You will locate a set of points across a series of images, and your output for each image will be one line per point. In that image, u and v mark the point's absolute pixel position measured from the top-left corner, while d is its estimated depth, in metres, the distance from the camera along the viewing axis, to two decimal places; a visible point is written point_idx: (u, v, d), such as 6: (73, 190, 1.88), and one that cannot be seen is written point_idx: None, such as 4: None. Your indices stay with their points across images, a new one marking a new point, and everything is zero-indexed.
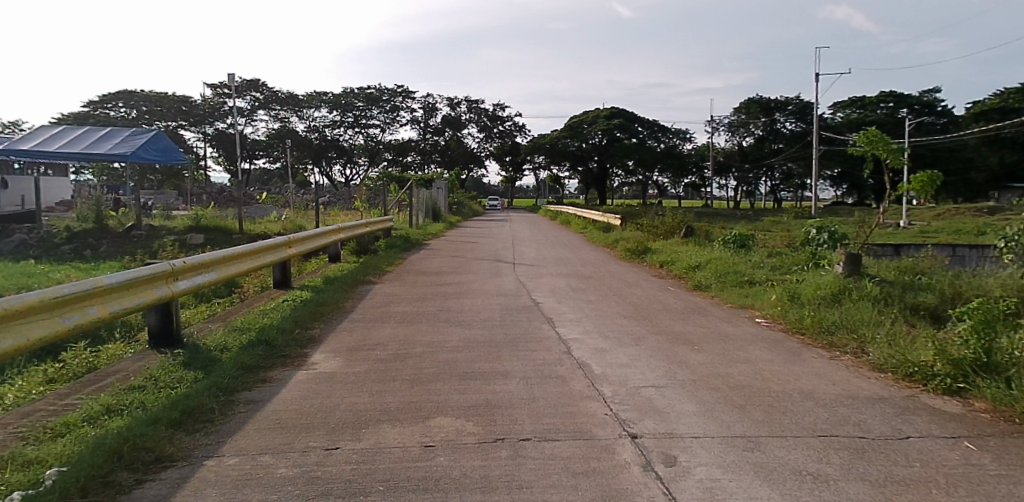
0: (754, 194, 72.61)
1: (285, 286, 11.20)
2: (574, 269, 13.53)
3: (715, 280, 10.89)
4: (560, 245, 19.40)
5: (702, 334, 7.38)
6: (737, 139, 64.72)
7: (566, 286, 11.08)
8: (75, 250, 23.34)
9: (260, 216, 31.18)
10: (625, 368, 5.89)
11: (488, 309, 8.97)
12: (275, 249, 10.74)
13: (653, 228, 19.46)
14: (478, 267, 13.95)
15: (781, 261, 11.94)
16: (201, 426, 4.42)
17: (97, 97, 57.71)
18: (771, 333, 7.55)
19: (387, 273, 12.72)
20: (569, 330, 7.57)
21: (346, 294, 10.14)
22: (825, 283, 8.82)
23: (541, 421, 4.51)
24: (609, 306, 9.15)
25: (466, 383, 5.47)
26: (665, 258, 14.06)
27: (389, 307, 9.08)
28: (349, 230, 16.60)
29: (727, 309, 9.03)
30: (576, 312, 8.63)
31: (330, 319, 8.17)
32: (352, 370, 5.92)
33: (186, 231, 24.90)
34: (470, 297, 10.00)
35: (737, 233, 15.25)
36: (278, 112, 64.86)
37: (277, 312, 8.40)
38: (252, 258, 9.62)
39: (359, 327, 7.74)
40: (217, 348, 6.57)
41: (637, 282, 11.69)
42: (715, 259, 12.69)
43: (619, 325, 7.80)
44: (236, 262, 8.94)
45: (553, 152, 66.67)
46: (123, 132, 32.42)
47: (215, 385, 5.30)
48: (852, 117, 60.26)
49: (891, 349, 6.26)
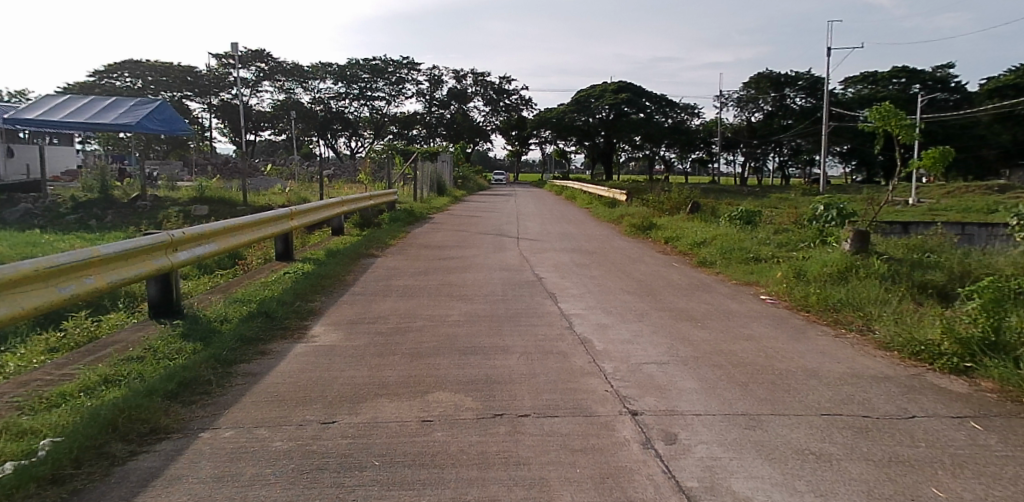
0: (761, 171, 72.06)
1: (287, 258, 11.15)
2: (578, 244, 13.43)
3: (721, 256, 10.79)
4: (565, 220, 19.29)
5: (706, 311, 7.32)
6: (745, 115, 64.02)
7: (570, 261, 11.00)
8: (80, 220, 23.35)
9: (265, 188, 31.11)
10: (627, 345, 5.83)
11: (491, 283, 8.90)
12: (277, 221, 10.68)
13: (659, 204, 19.33)
14: (481, 241, 13.88)
15: (788, 238, 11.82)
16: (198, 398, 4.39)
17: (102, 67, 57.42)
18: (776, 310, 7.47)
19: (390, 247, 12.66)
20: (571, 305, 7.50)
21: (348, 266, 10.10)
22: (832, 261, 8.71)
23: (541, 397, 4.45)
24: (612, 282, 9.08)
25: (465, 358, 5.43)
26: (670, 234, 13.96)
27: (391, 280, 9.03)
28: (353, 202, 16.52)
29: (732, 286, 8.94)
30: (579, 288, 8.57)
31: (332, 292, 8.12)
32: (352, 343, 5.89)
33: (190, 202, 24.86)
34: (473, 271, 9.94)
35: (744, 209, 15.11)
36: (283, 83, 64.42)
37: (278, 284, 8.35)
38: (254, 229, 9.54)
39: (360, 300, 7.70)
40: (217, 319, 6.54)
41: (641, 258, 11.60)
42: (721, 235, 12.60)
43: (622, 301, 7.73)
44: (237, 233, 8.88)
45: (560, 126, 66.19)
46: (127, 102, 32.21)
47: (214, 357, 5.26)
48: (863, 92, 59.54)
49: (898, 327, 6.17)
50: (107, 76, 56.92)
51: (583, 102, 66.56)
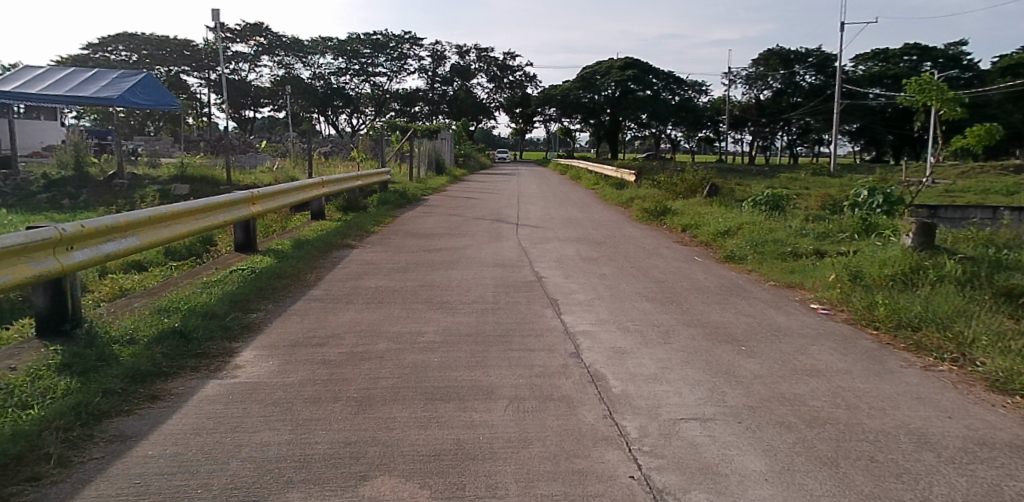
0: (769, 149, 70.06)
1: (247, 249, 9.66)
2: (585, 232, 11.87)
3: (751, 250, 9.23)
4: (569, 203, 17.74)
5: (753, 327, 5.80)
6: (754, 92, 61.96)
7: (576, 256, 9.43)
8: (52, 200, 21.86)
9: (253, 166, 29.59)
10: (653, 385, 4.30)
11: (479, 285, 7.36)
12: (236, 206, 9.18)
13: (671, 185, 17.74)
14: (474, 228, 12.32)
15: (826, 228, 10.25)
16: (10, 495, 2.88)
17: (97, 40, 55.94)
18: (835, 326, 5.95)
19: (371, 235, 11.14)
20: (578, 319, 5.97)
21: (313, 261, 8.57)
22: (894, 259, 7.17)
23: (532, 492, 2.93)
24: (628, 284, 7.52)
25: (435, 406, 3.94)
26: (687, 221, 12.42)
27: (360, 280, 7.51)
28: (337, 184, 14.95)
29: (771, 290, 7.40)
30: (587, 292, 7.06)
31: (284, 298, 6.60)
32: (285, 379, 4.38)
33: (170, 181, 23.34)
34: (460, 267, 8.42)
35: (769, 193, 13.51)
36: (282, 58, 62.54)
37: (220, 286, 6.86)
38: (196, 216, 8.00)
39: (316, 309, 6.20)
40: (119, 340, 5.03)
41: (657, 251, 10.05)
42: (748, 223, 11.07)
43: (641, 312, 6.22)
44: (169, 224, 7.33)
45: (564, 104, 64.36)
46: (111, 75, 30.54)
47: (79, 407, 3.73)
48: (874, 70, 57.53)
49: (1012, 359, 4.64)
50: (102, 50, 55.52)
51: (589, 79, 64.74)
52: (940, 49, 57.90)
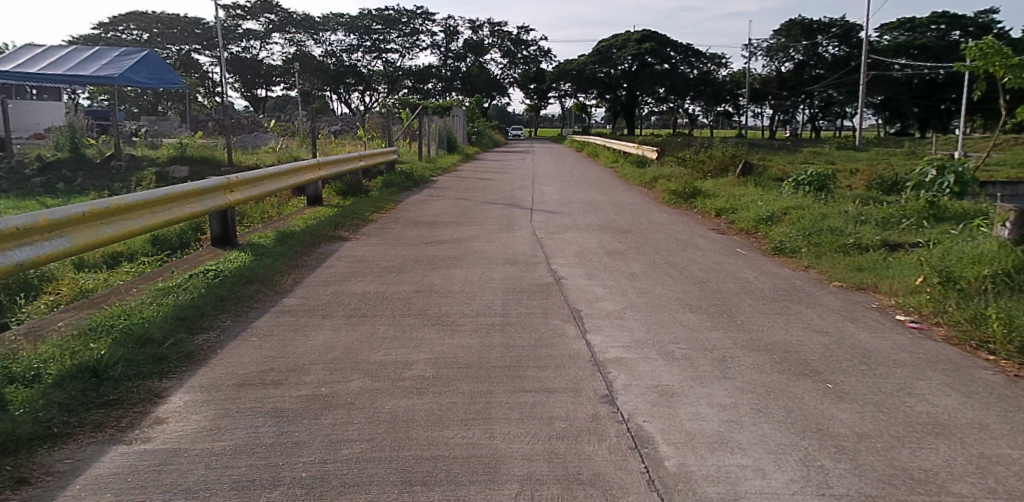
0: (790, 123, 67.97)
1: (224, 243, 8.51)
2: (607, 218, 10.62)
3: (804, 241, 7.91)
4: (588, 184, 16.47)
5: (833, 352, 4.55)
6: (775, 65, 59.51)
7: (599, 249, 8.18)
8: (47, 182, 20.89)
9: (256, 146, 28.51)
10: (722, 455, 3.07)
11: (487, 290, 6.16)
12: (208, 194, 8.04)
13: (698, 163, 16.35)
14: (484, 215, 11.08)
15: (887, 213, 8.91)
16: None
17: (109, 19, 55.33)
18: (936, 348, 4.67)
19: (369, 225, 9.93)
20: (608, 341, 4.73)
21: (294, 259, 7.39)
22: (994, 255, 5.83)
23: None
24: (665, 288, 6.26)
25: (411, 496, 2.74)
26: (722, 205, 11.09)
27: (346, 284, 6.33)
28: (337, 165, 13.75)
29: (838, 295, 6.11)
30: (619, 299, 5.83)
31: (248, 309, 5.42)
32: (212, 446, 3.19)
33: (169, 162, 22.28)
34: (463, 265, 7.20)
35: (813, 172, 12.13)
36: (293, 35, 61.21)
37: (175, 295, 5.68)
38: (149, 208, 6.86)
39: (284, 328, 5.03)
40: (14, 378, 3.87)
41: (692, 241, 8.77)
42: (796, 207, 9.75)
43: (687, 330, 4.99)
44: (112, 219, 6.21)
45: (579, 78, 62.73)
46: (112, 52, 29.39)
47: None
48: (901, 39, 54.95)
49: None
50: (112, 29, 54.62)
51: (605, 54, 62.84)
52: (970, 17, 55.22)
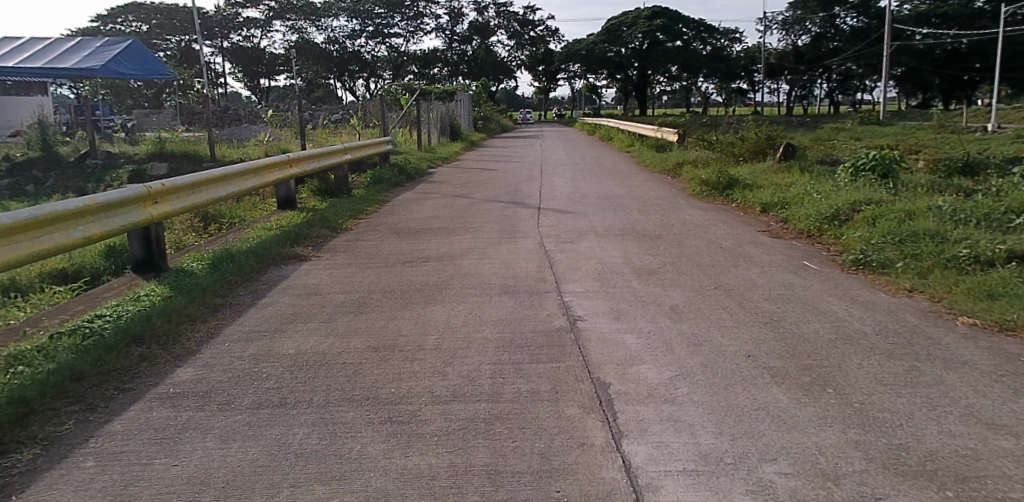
0: (808, 98, 65.25)
1: (149, 269, 6.71)
2: (631, 219, 8.75)
3: (896, 251, 6.01)
4: (601, 172, 14.56)
5: None
6: (791, 38, 56.93)
7: (625, 265, 6.35)
8: (15, 185, 19.21)
9: (244, 139, 26.69)
10: None
11: (476, 345, 4.34)
12: (114, 211, 6.10)
13: (728, 145, 14.35)
14: (481, 218, 9.21)
15: (993, 210, 6.93)
16: None
17: (107, 11, 53.68)
18: None
19: (341, 238, 8.10)
20: (658, 460, 2.88)
21: (225, 294, 5.61)
22: None
23: None
24: (725, 334, 4.44)
25: None
26: (771, 197, 9.14)
27: (279, 341, 4.51)
28: (318, 161, 11.74)
29: (977, 342, 4.25)
30: (672, 363, 3.97)
31: (114, 398, 3.63)
32: None
33: (148, 159, 20.53)
34: (448, 299, 5.39)
35: (874, 154, 10.11)
36: (295, 22, 59.19)
37: (18, 369, 3.90)
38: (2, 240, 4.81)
39: (152, 438, 3.21)
40: None
41: (742, 251, 6.87)
42: (867, 202, 7.82)
43: (781, 427, 3.15)
44: None
45: (589, 58, 60.68)
46: (95, 43, 27.54)
47: None
48: (920, 9, 51.93)
49: None
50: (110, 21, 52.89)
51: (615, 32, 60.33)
52: None
